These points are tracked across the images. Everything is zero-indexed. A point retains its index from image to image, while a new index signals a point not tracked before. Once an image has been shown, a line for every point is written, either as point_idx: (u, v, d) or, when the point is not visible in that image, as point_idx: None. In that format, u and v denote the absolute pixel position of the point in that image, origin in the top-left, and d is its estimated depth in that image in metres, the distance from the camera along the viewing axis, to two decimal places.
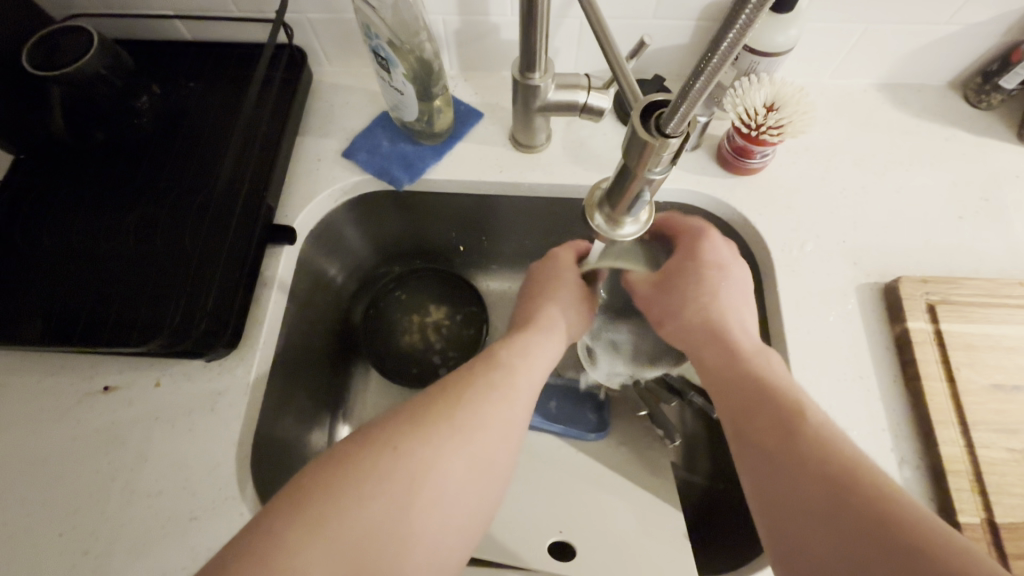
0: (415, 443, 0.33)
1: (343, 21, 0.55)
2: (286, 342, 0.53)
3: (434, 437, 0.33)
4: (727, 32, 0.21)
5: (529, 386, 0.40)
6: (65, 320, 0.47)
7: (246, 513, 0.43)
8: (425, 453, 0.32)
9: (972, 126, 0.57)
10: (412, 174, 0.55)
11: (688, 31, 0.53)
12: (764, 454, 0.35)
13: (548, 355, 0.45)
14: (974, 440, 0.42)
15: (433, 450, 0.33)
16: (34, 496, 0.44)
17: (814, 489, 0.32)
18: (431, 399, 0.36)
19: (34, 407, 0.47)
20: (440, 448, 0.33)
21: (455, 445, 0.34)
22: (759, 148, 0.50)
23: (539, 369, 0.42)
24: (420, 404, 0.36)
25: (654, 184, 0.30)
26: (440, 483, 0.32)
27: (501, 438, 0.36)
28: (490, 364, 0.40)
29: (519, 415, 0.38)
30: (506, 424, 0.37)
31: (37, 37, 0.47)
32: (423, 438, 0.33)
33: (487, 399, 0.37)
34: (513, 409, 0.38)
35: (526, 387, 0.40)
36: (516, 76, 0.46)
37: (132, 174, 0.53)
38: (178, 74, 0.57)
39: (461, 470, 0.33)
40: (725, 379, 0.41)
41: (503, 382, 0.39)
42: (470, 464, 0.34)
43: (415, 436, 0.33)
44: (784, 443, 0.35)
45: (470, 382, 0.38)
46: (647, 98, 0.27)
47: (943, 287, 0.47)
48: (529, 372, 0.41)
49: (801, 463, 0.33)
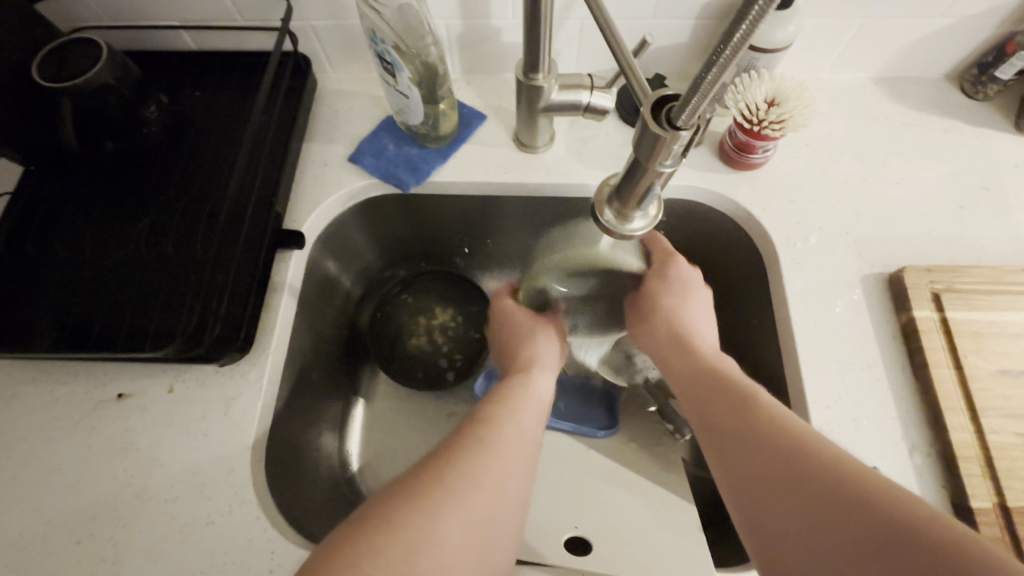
0: (417, 511, 0.33)
1: (347, 28, 0.55)
2: (296, 345, 0.54)
3: (435, 506, 0.33)
4: (740, 21, 0.21)
5: (526, 447, 0.41)
6: (78, 329, 0.47)
7: (263, 517, 0.44)
8: (426, 519, 0.32)
9: (969, 116, 0.57)
10: (418, 177, 0.56)
11: (688, 30, 0.54)
12: (766, 497, 0.35)
13: (539, 410, 0.46)
14: (983, 426, 0.42)
15: (437, 516, 0.33)
16: (48, 506, 0.44)
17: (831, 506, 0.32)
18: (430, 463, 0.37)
19: (47, 415, 0.48)
20: (444, 514, 0.33)
21: (455, 511, 0.33)
22: (760, 143, 0.51)
23: (532, 427, 0.43)
24: (419, 471, 0.36)
25: (665, 177, 0.31)
26: (443, 549, 0.32)
27: (501, 501, 0.36)
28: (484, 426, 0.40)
29: (518, 478, 0.38)
30: (505, 485, 0.37)
31: (47, 49, 0.47)
32: (425, 506, 0.33)
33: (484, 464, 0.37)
34: (511, 470, 0.38)
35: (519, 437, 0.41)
36: (521, 77, 0.47)
37: (140, 183, 0.53)
38: (185, 84, 0.58)
39: (463, 536, 0.33)
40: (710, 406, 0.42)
41: (499, 441, 0.39)
42: (473, 525, 0.34)
43: (415, 505, 0.33)
44: (784, 479, 0.35)
45: (466, 445, 0.38)
46: (657, 94, 0.28)
47: (947, 275, 0.47)
48: (522, 430, 0.42)
49: (803, 498, 0.33)
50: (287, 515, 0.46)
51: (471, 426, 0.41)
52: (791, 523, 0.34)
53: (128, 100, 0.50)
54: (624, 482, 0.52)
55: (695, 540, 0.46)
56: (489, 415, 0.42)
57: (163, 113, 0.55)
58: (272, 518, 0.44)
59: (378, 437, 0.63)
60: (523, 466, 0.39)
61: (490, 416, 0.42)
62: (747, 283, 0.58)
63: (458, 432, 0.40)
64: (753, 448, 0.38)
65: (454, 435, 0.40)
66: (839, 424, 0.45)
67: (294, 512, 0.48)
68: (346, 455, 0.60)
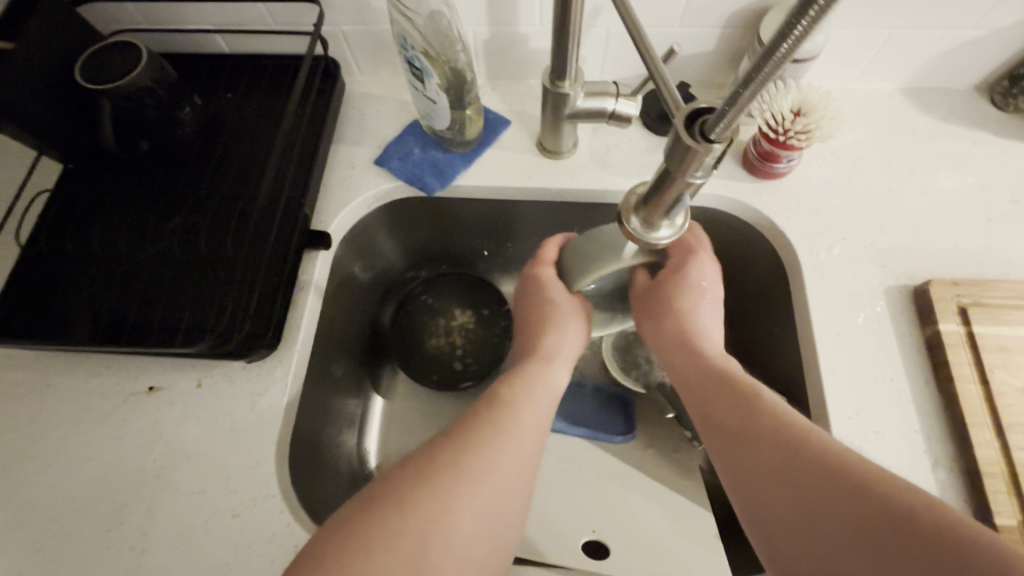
0: (426, 500, 0.33)
1: (376, 32, 0.56)
2: (320, 343, 0.55)
3: (443, 495, 0.33)
4: (769, 57, 0.22)
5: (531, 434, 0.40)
6: (113, 323, 0.49)
7: (286, 511, 0.45)
8: (434, 508, 0.33)
9: (998, 129, 0.57)
10: (442, 181, 0.57)
11: (714, 39, 0.54)
12: (769, 495, 0.36)
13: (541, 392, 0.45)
14: (1009, 442, 0.42)
15: (446, 503, 0.33)
16: (80, 493, 0.46)
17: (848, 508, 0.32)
18: (440, 450, 0.37)
19: (79, 404, 0.49)
20: (452, 500, 0.33)
21: (461, 500, 0.34)
22: (786, 152, 0.51)
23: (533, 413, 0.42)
24: (424, 457, 0.36)
25: (693, 188, 0.31)
26: (451, 538, 0.32)
27: (507, 491, 0.36)
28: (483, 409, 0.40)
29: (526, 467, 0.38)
30: (511, 472, 0.37)
31: (89, 53, 0.49)
32: (433, 495, 0.33)
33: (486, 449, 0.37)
34: (520, 457, 0.38)
35: (530, 429, 0.41)
36: (547, 84, 0.47)
37: (174, 181, 0.55)
38: (217, 85, 0.59)
39: (471, 525, 0.33)
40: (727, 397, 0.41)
41: (505, 425, 0.39)
42: (479, 519, 0.34)
43: (423, 493, 0.33)
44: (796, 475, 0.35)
45: (467, 430, 0.38)
46: (690, 107, 0.28)
47: (975, 289, 0.47)
48: (529, 417, 0.41)
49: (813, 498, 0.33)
50: (309, 510, 0.47)
51: (478, 413, 0.41)
52: (795, 523, 0.34)
53: (165, 101, 0.52)
54: (642, 488, 0.52)
55: (711, 548, 0.45)
56: (493, 402, 0.41)
57: (196, 113, 0.56)
58: (295, 512, 0.45)
59: (397, 435, 0.64)
60: (529, 451, 0.39)
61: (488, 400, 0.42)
62: (769, 293, 0.58)
63: (464, 420, 0.40)
64: (760, 445, 0.37)
65: (460, 421, 0.40)
66: (860, 436, 0.45)
67: (316, 507, 0.49)
68: (365, 452, 0.61)
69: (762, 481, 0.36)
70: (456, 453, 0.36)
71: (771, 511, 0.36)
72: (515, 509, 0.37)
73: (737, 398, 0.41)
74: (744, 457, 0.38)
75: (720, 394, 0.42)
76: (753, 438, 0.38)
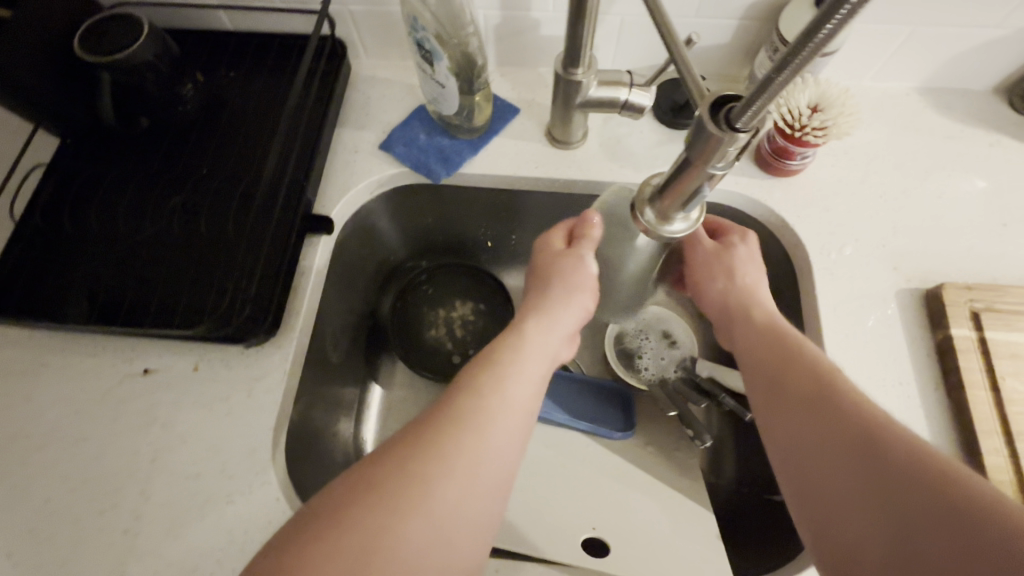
0: (382, 496, 0.31)
1: (386, 12, 0.55)
2: (320, 329, 0.54)
3: (395, 497, 0.31)
4: (802, 46, 0.21)
5: (518, 428, 0.37)
6: (107, 303, 0.48)
7: (281, 499, 0.44)
8: (386, 510, 0.30)
9: (1016, 131, 0.56)
10: (449, 168, 0.56)
11: (732, 30, 0.53)
12: (823, 468, 0.34)
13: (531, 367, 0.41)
14: (1018, 450, 0.41)
15: (396, 509, 0.30)
16: (70, 476, 0.45)
17: (900, 484, 0.30)
18: (414, 437, 0.34)
19: (72, 386, 0.48)
20: (405, 509, 0.30)
21: (418, 504, 0.31)
22: (801, 149, 0.50)
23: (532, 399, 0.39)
24: (406, 437, 0.34)
25: (714, 178, 0.31)
26: (408, 539, 0.30)
27: (473, 491, 0.33)
28: (466, 397, 0.36)
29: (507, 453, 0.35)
30: (489, 478, 0.34)
31: (88, 24, 0.47)
32: (381, 496, 0.31)
33: (487, 420, 0.36)
34: (497, 458, 0.35)
35: (513, 419, 0.37)
36: (559, 71, 0.46)
37: (173, 159, 0.54)
38: (219, 62, 0.58)
39: (428, 530, 0.30)
40: (785, 376, 0.40)
41: (484, 416, 0.36)
42: (439, 523, 0.31)
43: (378, 490, 0.31)
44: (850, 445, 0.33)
45: (445, 422, 0.35)
46: (717, 93, 0.28)
47: (989, 294, 0.46)
48: (511, 409, 0.37)
49: (860, 479, 0.32)
50: (304, 499, 0.46)
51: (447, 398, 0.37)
52: (845, 498, 0.32)
53: (166, 77, 0.50)
54: (644, 486, 0.51)
55: (712, 548, 0.45)
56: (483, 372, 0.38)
57: (199, 93, 0.55)
58: (291, 501, 0.44)
59: (395, 425, 0.63)
60: (510, 453, 0.36)
61: (474, 384, 0.37)
62: (777, 292, 0.57)
63: (436, 406, 0.36)
64: (821, 419, 0.36)
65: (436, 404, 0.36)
66: None
67: (312, 497, 0.48)
68: (362, 441, 0.60)
69: (817, 454, 0.35)
70: (428, 441, 0.33)
71: (824, 486, 0.34)
72: (490, 507, 0.34)
73: (803, 374, 0.39)
74: (798, 429, 0.37)
75: (793, 372, 0.39)
76: (811, 409, 0.37)
